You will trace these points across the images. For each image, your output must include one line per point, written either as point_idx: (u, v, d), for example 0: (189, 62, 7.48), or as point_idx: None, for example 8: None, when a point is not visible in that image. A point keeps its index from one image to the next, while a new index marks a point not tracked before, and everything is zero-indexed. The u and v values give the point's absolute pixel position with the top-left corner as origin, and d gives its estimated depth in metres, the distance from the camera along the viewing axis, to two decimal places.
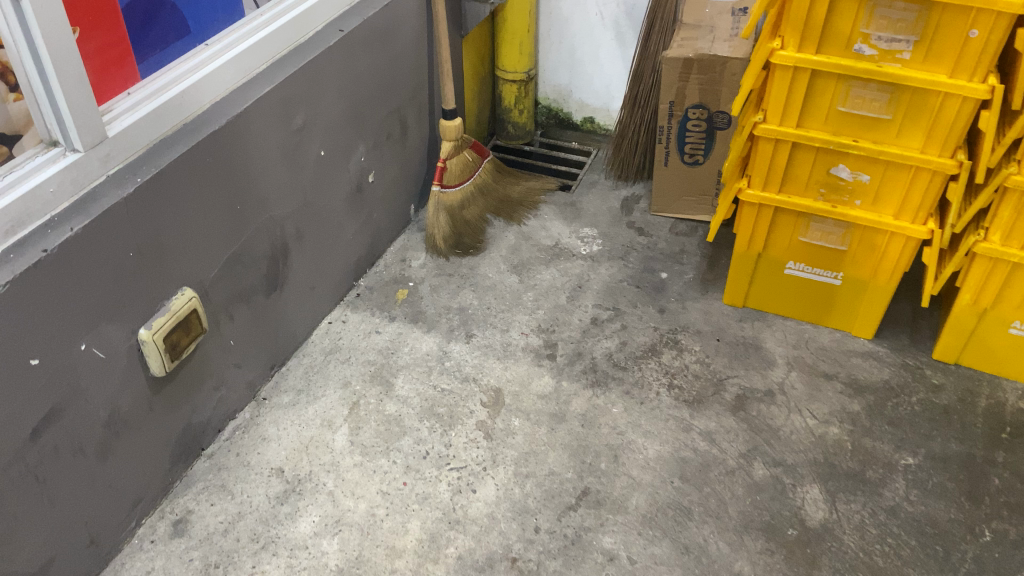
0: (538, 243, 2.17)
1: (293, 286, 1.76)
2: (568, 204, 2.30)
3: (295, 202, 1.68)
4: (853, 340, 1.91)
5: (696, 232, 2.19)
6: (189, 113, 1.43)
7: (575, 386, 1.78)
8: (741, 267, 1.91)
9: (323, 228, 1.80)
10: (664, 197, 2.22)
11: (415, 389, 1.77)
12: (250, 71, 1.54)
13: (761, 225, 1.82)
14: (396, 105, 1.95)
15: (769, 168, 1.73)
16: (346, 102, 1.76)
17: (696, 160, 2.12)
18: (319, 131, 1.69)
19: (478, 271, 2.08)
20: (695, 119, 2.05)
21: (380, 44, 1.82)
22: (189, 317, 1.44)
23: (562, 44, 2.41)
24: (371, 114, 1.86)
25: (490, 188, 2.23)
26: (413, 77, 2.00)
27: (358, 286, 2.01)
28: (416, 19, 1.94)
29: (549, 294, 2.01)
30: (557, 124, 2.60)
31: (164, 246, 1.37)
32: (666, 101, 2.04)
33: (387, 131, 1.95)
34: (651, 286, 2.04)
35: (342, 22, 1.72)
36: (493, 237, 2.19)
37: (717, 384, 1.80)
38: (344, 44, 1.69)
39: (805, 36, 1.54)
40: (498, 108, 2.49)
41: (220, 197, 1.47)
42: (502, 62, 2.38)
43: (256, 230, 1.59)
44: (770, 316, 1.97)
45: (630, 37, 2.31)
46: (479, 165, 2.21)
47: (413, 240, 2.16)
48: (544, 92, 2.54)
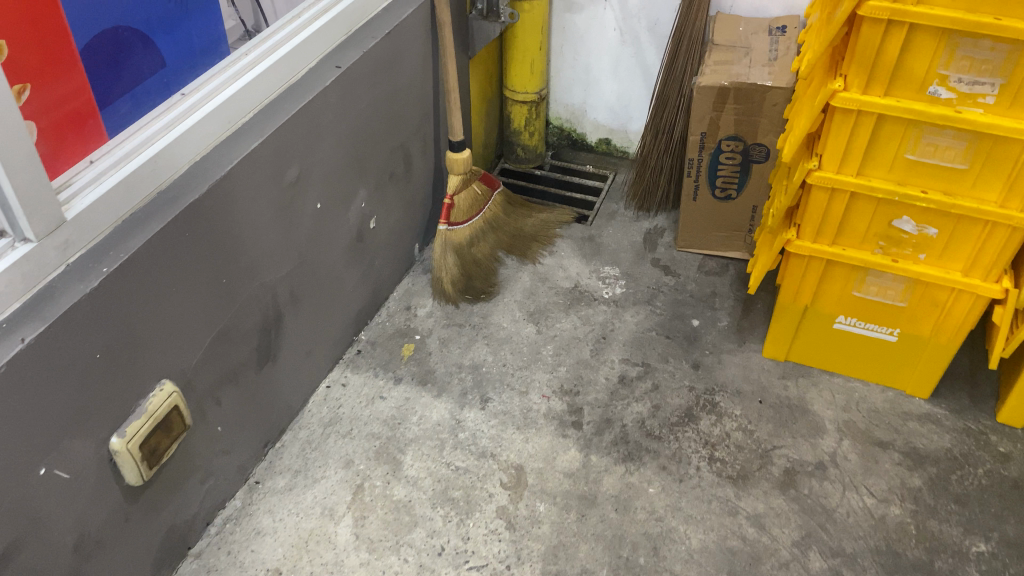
0: (556, 286, 1.97)
1: (288, 355, 1.55)
2: (586, 238, 2.10)
3: (289, 264, 1.48)
4: (907, 401, 1.73)
5: (728, 271, 2.00)
6: (165, 178, 1.22)
7: (605, 461, 1.60)
8: (785, 320, 1.73)
9: (320, 286, 1.60)
10: (693, 233, 2.02)
11: (426, 468, 1.58)
12: (236, 121, 1.33)
13: (811, 277, 1.63)
14: (400, 141, 1.75)
15: (823, 219, 1.54)
16: (346, 146, 1.55)
17: (728, 195, 1.93)
18: (316, 182, 1.49)
19: (491, 320, 1.87)
20: (729, 151, 1.85)
21: (382, 77, 1.61)
22: (170, 415, 1.24)
23: (576, 61, 2.20)
24: (372, 155, 1.66)
25: (502, 223, 2.02)
26: (418, 108, 1.79)
27: (359, 341, 1.81)
28: (421, 44, 1.73)
29: (570, 347, 1.81)
30: (570, 145, 2.40)
31: (138, 339, 1.17)
32: (697, 131, 1.84)
33: (390, 170, 1.74)
34: (683, 337, 1.84)
35: (340, 56, 1.51)
36: (506, 279, 1.99)
37: (762, 457, 1.62)
38: (343, 82, 1.48)
39: (872, 75, 1.35)
40: (506, 130, 2.29)
41: (204, 272, 1.26)
42: (510, 82, 2.17)
43: (245, 303, 1.38)
44: (815, 372, 1.78)
45: (652, 55, 2.10)
46: (488, 199, 2.00)
47: (418, 283, 1.95)
48: (556, 112, 2.34)
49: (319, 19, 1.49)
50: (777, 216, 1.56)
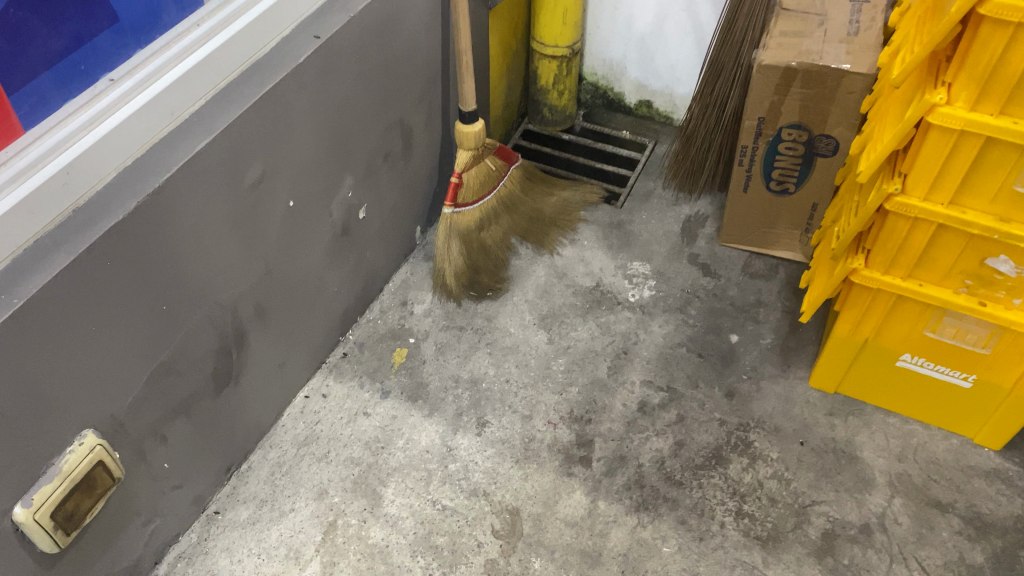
0: (574, 284, 1.74)
1: (254, 373, 1.35)
2: (614, 224, 1.85)
3: (253, 275, 1.26)
4: (975, 453, 1.48)
5: (777, 274, 1.74)
6: (82, 192, 0.98)
7: (615, 510, 1.38)
8: (838, 352, 1.48)
9: (294, 293, 1.38)
10: (737, 227, 1.76)
11: (408, 505, 1.37)
12: (179, 111, 1.09)
13: (876, 311, 1.37)
14: (395, 116, 1.49)
15: (898, 249, 1.26)
16: (326, 131, 1.31)
17: (784, 189, 1.64)
18: (286, 176, 1.25)
19: (497, 323, 1.65)
20: (790, 141, 1.56)
21: (373, 46, 1.35)
22: (92, 472, 1.05)
23: (618, 12, 1.89)
24: (361, 137, 1.41)
25: (518, 206, 1.78)
26: (422, 75, 1.53)
27: (346, 343, 1.60)
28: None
29: (585, 363, 1.59)
30: (605, 105, 2.11)
31: (44, 393, 0.96)
32: (753, 117, 1.55)
33: (384, 150, 1.50)
34: (717, 357, 1.61)
35: (319, 24, 1.25)
36: (518, 271, 1.76)
37: (798, 514, 1.39)
38: (321, 56, 1.23)
39: (985, 88, 1.04)
40: (532, 87, 2.01)
41: (135, 303, 1.05)
42: (538, 35, 1.87)
43: (195, 327, 1.17)
44: (868, 409, 1.54)
45: (706, 10, 1.78)
46: (502, 177, 1.74)
47: (417, 274, 1.74)
48: (591, 66, 2.04)
49: None
50: (843, 241, 1.29)
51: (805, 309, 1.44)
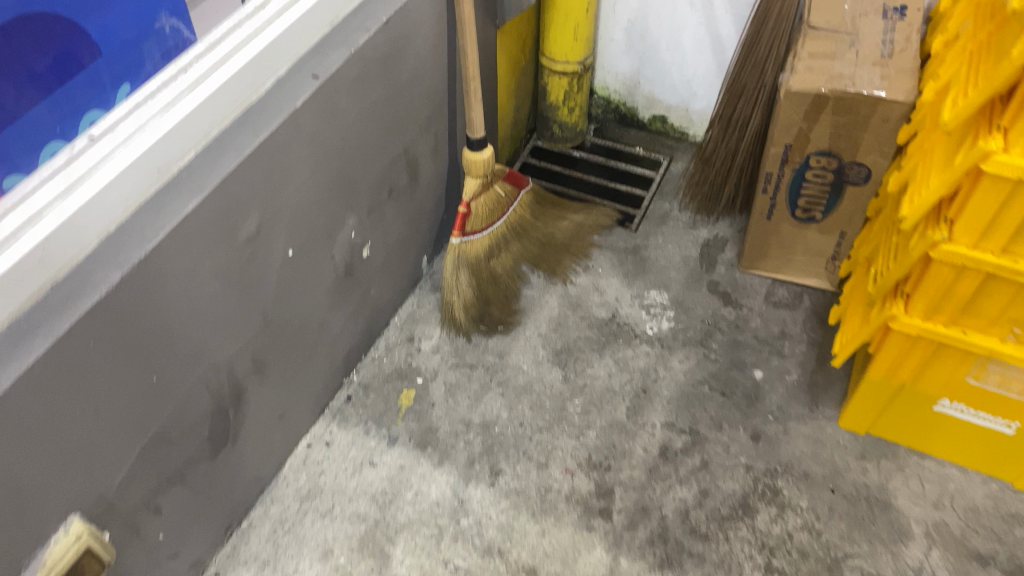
0: (589, 315, 1.65)
1: (252, 428, 1.27)
2: (630, 249, 1.77)
3: (250, 330, 1.17)
4: (1016, 499, 1.40)
5: (802, 303, 1.66)
6: (59, 267, 0.90)
7: (637, 567, 1.30)
8: (872, 394, 1.40)
9: (294, 343, 1.30)
10: (759, 253, 1.67)
11: (418, 565, 1.29)
12: (164, 168, 1.00)
13: (916, 356, 1.28)
14: (400, 148, 1.41)
15: (942, 296, 1.17)
16: (326, 173, 1.22)
17: (811, 216, 1.56)
18: (285, 223, 1.17)
19: (508, 360, 1.57)
20: (818, 169, 1.47)
21: (376, 79, 1.26)
22: (78, 562, 0.97)
23: (631, 24, 1.80)
24: (364, 173, 1.32)
25: (529, 231, 1.69)
26: (429, 103, 1.44)
27: (351, 385, 1.52)
28: (433, 24, 1.37)
29: (602, 404, 1.50)
30: (617, 120, 2.02)
31: (27, 487, 0.88)
32: (779, 144, 1.46)
33: (389, 184, 1.41)
34: (741, 395, 1.52)
35: (318, 60, 1.16)
36: (530, 302, 1.68)
37: (832, 570, 1.31)
38: (321, 96, 1.14)
39: None
40: (542, 103, 1.92)
41: (124, 378, 0.96)
42: (548, 50, 1.79)
43: (189, 393, 1.09)
44: (901, 452, 1.46)
45: (726, 23, 1.70)
46: (512, 202, 1.65)
47: (425, 306, 1.65)
48: (602, 80, 1.95)
49: (290, 10, 1.13)
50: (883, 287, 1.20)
51: (837, 350, 1.36)
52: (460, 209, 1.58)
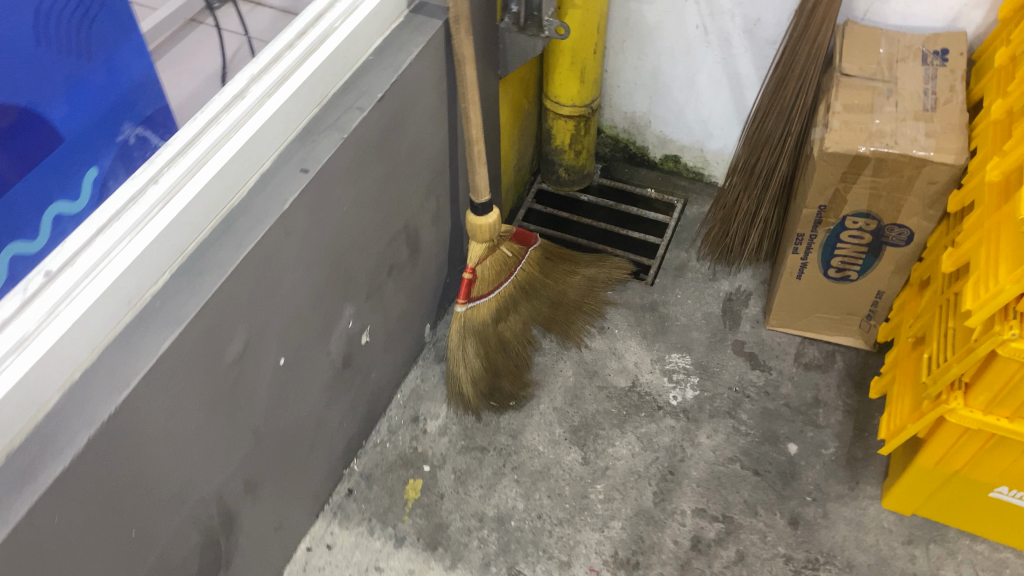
0: (607, 384, 1.52)
1: (246, 549, 1.15)
2: (647, 307, 1.64)
3: (240, 451, 1.05)
4: None
5: (834, 365, 1.55)
6: (14, 432, 0.77)
7: None
8: (921, 478, 1.28)
9: (290, 450, 1.18)
10: (787, 311, 1.55)
11: None
12: (134, 298, 0.87)
13: (975, 446, 1.15)
14: (400, 224, 1.28)
15: (1006, 391, 1.03)
16: (319, 269, 1.09)
17: (845, 276, 1.44)
18: (275, 332, 1.04)
19: (522, 440, 1.45)
20: (855, 230, 1.35)
21: (372, 161, 1.13)
22: None
23: (642, 62, 1.67)
24: (361, 259, 1.19)
25: (539, 290, 1.58)
26: (429, 171, 1.32)
27: (352, 476, 1.40)
28: (432, 88, 1.24)
29: (627, 489, 1.39)
30: (626, 159, 1.89)
31: None
32: (813, 205, 1.34)
33: (389, 262, 1.28)
34: (776, 474, 1.41)
35: (307, 147, 1.03)
36: (543, 371, 1.55)
37: None
38: (312, 191, 1.01)
39: None
40: (546, 146, 1.79)
41: (98, 544, 0.84)
42: (552, 94, 1.66)
43: (173, 536, 0.97)
44: (951, 534, 1.34)
45: (745, 62, 1.57)
46: (519, 261, 1.54)
47: (429, 379, 1.52)
48: (610, 120, 1.82)
49: (273, 96, 1.00)
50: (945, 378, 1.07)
51: (885, 435, 1.25)
52: (464, 275, 1.49)
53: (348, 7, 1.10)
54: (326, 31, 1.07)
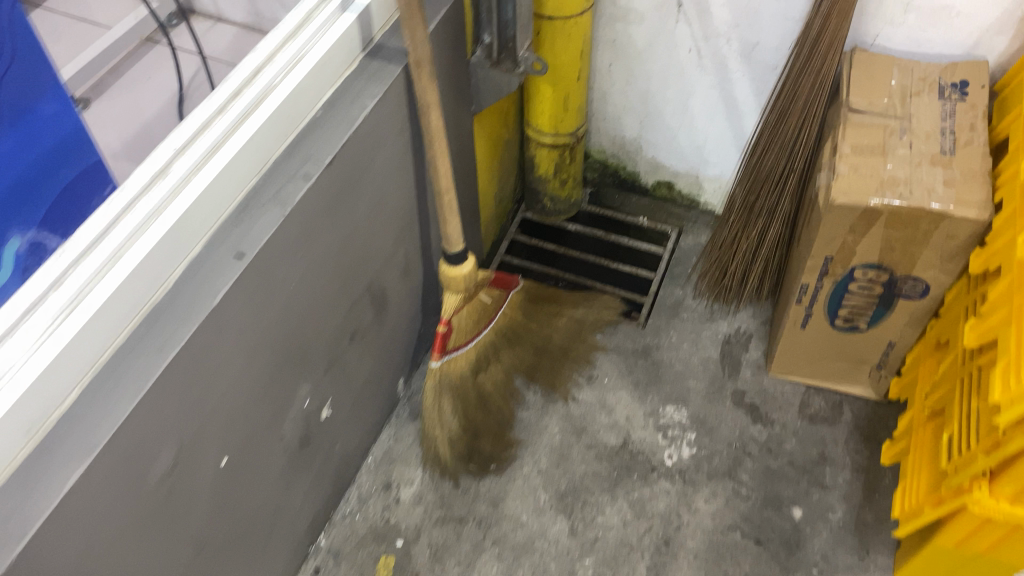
0: (596, 441, 1.41)
1: None
2: (640, 351, 1.52)
3: (177, 565, 0.93)
4: None
5: (842, 416, 1.43)
6: None
7: None
8: (938, 557, 1.13)
9: (241, 546, 1.06)
10: (791, 359, 1.43)
11: None
12: (33, 426, 0.74)
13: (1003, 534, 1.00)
14: (363, 286, 1.15)
15: None
16: (266, 355, 0.96)
17: (853, 326, 1.32)
18: (214, 433, 0.91)
19: (504, 509, 1.33)
20: (865, 281, 1.23)
21: (325, 230, 1.00)
22: None
23: (631, 85, 1.54)
24: (318, 334, 1.07)
25: (523, 334, 1.46)
26: (395, 226, 1.19)
27: (319, 553, 1.29)
28: (394, 138, 1.11)
29: (618, 564, 1.27)
30: (616, 184, 1.76)
31: None
32: (818, 255, 1.21)
33: (352, 328, 1.16)
34: (779, 543, 1.29)
35: (246, 225, 0.90)
36: (527, 427, 1.44)
37: None
38: (250, 277, 0.88)
39: None
40: (528, 175, 1.66)
41: None
42: (534, 122, 1.53)
43: None
44: None
45: (743, 87, 1.44)
46: (500, 306, 1.43)
47: (403, 439, 1.41)
48: (598, 144, 1.69)
49: (201, 170, 0.88)
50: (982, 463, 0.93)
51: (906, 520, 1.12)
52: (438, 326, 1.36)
53: (291, 60, 0.97)
54: (264, 91, 0.94)
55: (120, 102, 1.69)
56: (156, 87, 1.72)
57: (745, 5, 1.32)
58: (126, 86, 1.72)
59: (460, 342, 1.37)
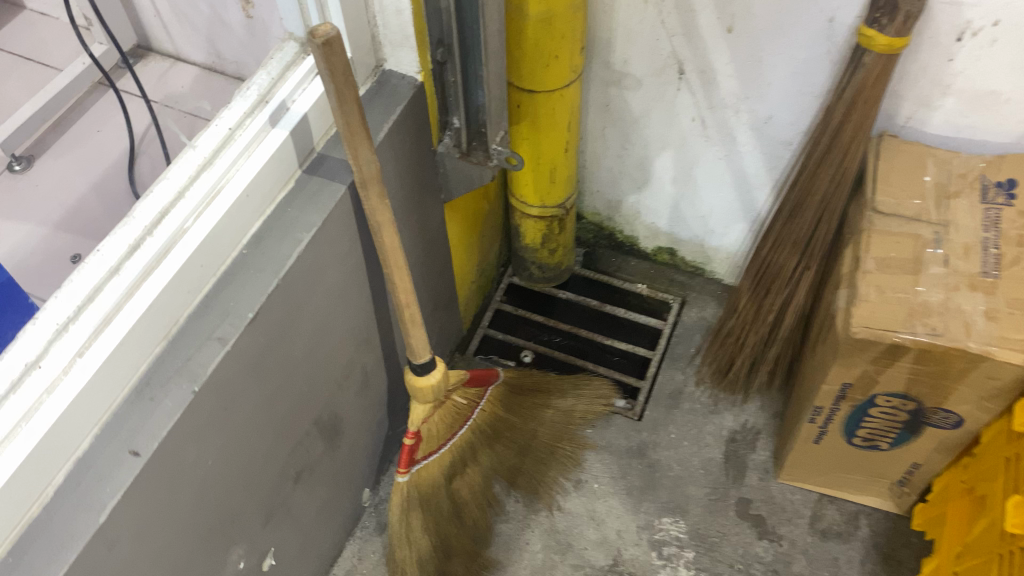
0: (583, 562, 1.26)
1: None
2: (634, 449, 1.37)
3: None
4: None
5: (859, 531, 1.27)
6: None
7: None
8: None
9: None
10: (803, 468, 1.28)
11: None
12: None
13: None
14: (308, 423, 1.00)
15: None
16: (180, 545, 0.81)
17: (874, 445, 1.16)
18: None
19: None
20: (889, 408, 1.07)
21: (252, 388, 0.85)
22: None
23: (627, 150, 1.37)
24: (253, 492, 0.92)
25: (505, 433, 1.30)
26: (346, 348, 1.04)
27: None
28: (340, 262, 0.95)
29: None
30: (612, 246, 1.60)
31: None
32: (835, 381, 1.05)
33: (296, 468, 1.01)
34: None
35: (145, 409, 0.75)
36: (506, 541, 1.30)
37: None
38: (148, 478, 0.73)
39: None
40: (513, 242, 1.51)
41: None
42: (518, 194, 1.37)
43: None
44: None
45: (753, 161, 1.28)
46: (477, 405, 1.26)
47: (368, 557, 1.27)
48: (592, 206, 1.52)
49: (90, 350, 0.72)
50: None
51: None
52: (404, 436, 1.20)
53: (205, 196, 0.81)
54: (170, 241, 0.79)
55: (64, 163, 1.54)
56: (103, 143, 1.57)
57: (755, 77, 1.15)
58: (70, 143, 1.58)
59: (430, 450, 1.21)
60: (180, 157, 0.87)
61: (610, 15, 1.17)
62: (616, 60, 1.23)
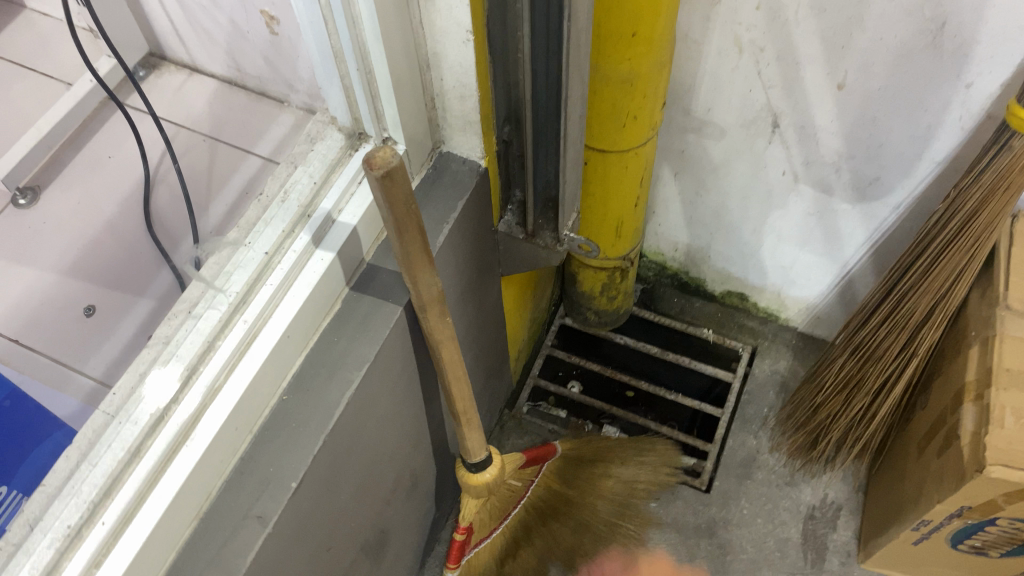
0: None
1: None
2: (703, 526, 1.25)
3: None
4: None
5: None
6: None
7: None
8: None
9: None
10: (894, 560, 1.15)
11: None
12: None
13: None
14: (354, 551, 0.89)
15: None
16: None
17: (982, 552, 1.03)
18: None
19: None
20: (1010, 528, 0.94)
21: (295, 553, 0.73)
22: None
23: (702, 197, 1.21)
24: None
25: (561, 510, 1.19)
26: (396, 461, 0.91)
27: None
28: (392, 383, 0.82)
29: None
30: (676, 285, 1.45)
31: None
32: (951, 502, 0.92)
33: None
34: None
35: None
36: None
37: None
38: None
39: None
40: (568, 285, 1.36)
41: None
42: None
43: None
44: None
45: (849, 220, 1.12)
46: (531, 483, 1.16)
47: None
48: (655, 247, 1.38)
49: (108, 557, 0.60)
50: None
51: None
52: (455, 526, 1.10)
53: (241, 343, 0.68)
54: (200, 406, 0.66)
55: (74, 195, 1.41)
56: (116, 170, 1.44)
57: (864, 137, 0.99)
58: (81, 169, 1.45)
59: (481, 536, 1.12)
60: (211, 295, 0.74)
61: (696, 61, 1.00)
62: (698, 107, 1.07)
